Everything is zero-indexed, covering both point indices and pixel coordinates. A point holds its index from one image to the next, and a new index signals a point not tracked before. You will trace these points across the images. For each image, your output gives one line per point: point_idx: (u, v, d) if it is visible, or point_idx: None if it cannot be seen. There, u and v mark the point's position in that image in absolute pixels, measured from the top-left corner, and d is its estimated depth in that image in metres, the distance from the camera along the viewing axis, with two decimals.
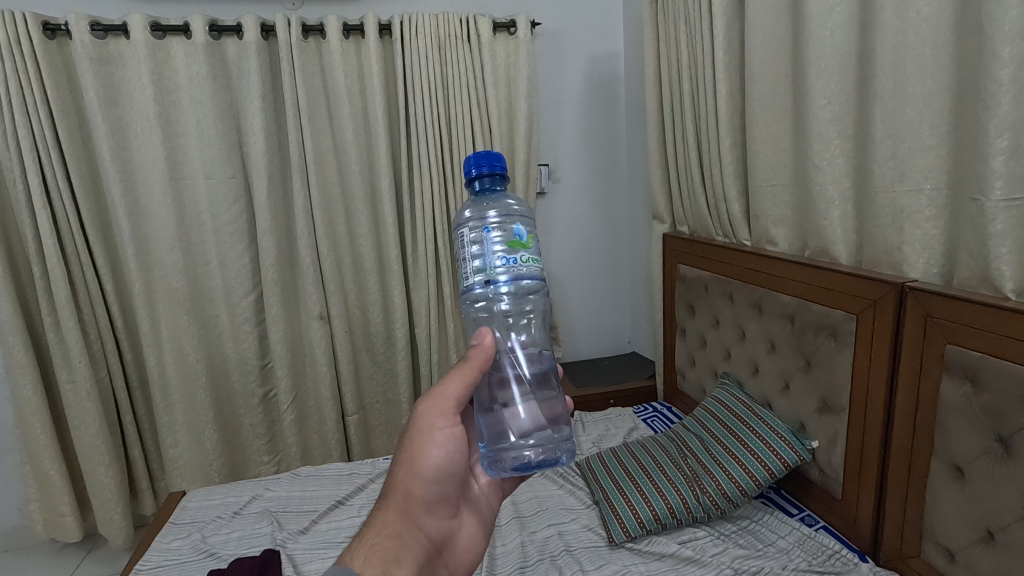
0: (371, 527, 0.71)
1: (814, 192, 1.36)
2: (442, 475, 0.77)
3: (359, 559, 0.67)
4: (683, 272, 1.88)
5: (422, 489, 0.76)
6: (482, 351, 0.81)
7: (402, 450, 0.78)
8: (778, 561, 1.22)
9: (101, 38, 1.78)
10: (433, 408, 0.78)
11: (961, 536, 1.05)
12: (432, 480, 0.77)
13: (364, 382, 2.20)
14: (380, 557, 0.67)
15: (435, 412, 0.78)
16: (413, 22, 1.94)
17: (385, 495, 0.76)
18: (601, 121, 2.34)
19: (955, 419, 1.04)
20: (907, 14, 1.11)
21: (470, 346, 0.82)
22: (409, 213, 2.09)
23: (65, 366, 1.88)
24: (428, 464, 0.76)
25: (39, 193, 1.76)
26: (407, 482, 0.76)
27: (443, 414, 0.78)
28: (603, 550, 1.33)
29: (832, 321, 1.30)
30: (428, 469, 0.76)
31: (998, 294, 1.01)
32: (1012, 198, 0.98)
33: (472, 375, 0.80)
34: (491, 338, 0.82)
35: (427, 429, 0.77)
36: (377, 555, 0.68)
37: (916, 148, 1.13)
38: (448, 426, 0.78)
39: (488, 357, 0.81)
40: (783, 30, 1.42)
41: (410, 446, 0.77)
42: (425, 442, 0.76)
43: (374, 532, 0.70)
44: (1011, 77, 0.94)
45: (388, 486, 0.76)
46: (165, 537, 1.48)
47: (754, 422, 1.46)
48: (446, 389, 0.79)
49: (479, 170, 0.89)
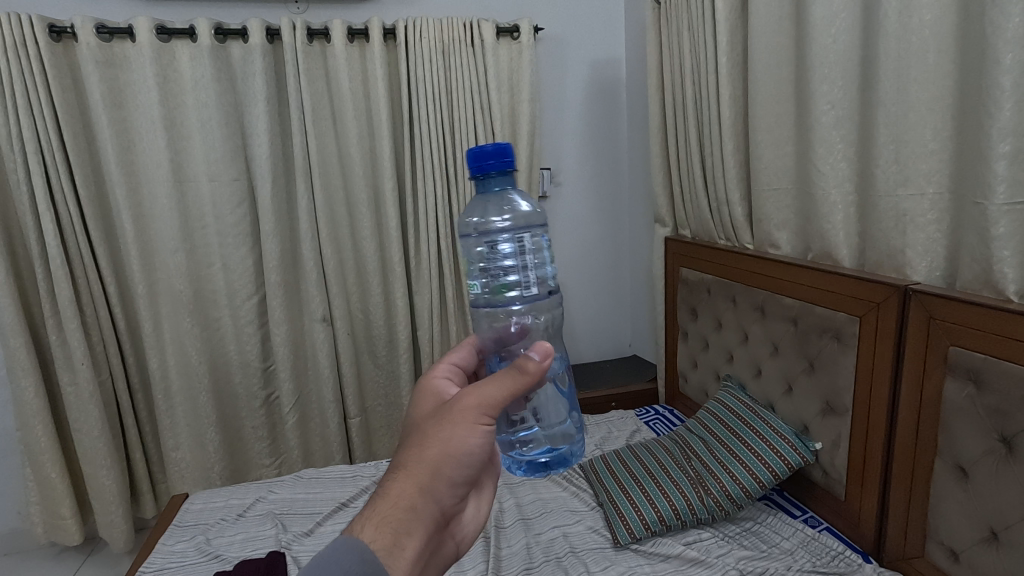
0: (383, 495, 0.64)
1: (817, 196, 1.37)
2: (473, 459, 0.67)
3: (368, 530, 0.60)
4: (685, 275, 1.90)
5: (451, 472, 0.66)
6: (539, 368, 0.66)
7: (431, 420, 0.68)
8: (783, 562, 1.23)
9: (106, 41, 1.79)
10: (476, 404, 0.67)
11: (966, 536, 1.07)
12: (465, 466, 0.66)
13: (367, 383, 2.20)
14: (390, 531, 0.60)
15: (479, 399, 0.67)
16: (418, 26, 1.96)
17: (403, 457, 0.66)
18: (603, 123, 2.36)
19: (960, 420, 1.05)
20: (909, 20, 1.13)
21: (524, 356, 0.67)
22: (412, 215, 2.10)
23: (67, 368, 1.87)
24: (460, 452, 0.66)
25: (42, 194, 1.76)
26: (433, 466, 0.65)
27: (488, 403, 0.67)
28: (608, 551, 1.34)
29: (836, 324, 1.31)
30: (462, 453, 0.66)
31: (1000, 296, 1.02)
32: (1014, 202, 0.99)
33: (526, 382, 0.68)
34: (550, 352, 0.68)
35: (464, 420, 0.66)
36: (387, 526, 0.61)
37: (919, 153, 1.15)
38: (487, 425, 0.68)
39: (544, 370, 0.68)
40: (787, 36, 1.44)
41: (444, 422, 0.66)
42: (462, 425, 0.66)
43: (387, 499, 0.63)
44: (1013, 83, 0.96)
45: (406, 449, 0.67)
46: (169, 539, 1.48)
47: (757, 424, 1.47)
48: (493, 388, 0.67)
49: (490, 172, 0.85)
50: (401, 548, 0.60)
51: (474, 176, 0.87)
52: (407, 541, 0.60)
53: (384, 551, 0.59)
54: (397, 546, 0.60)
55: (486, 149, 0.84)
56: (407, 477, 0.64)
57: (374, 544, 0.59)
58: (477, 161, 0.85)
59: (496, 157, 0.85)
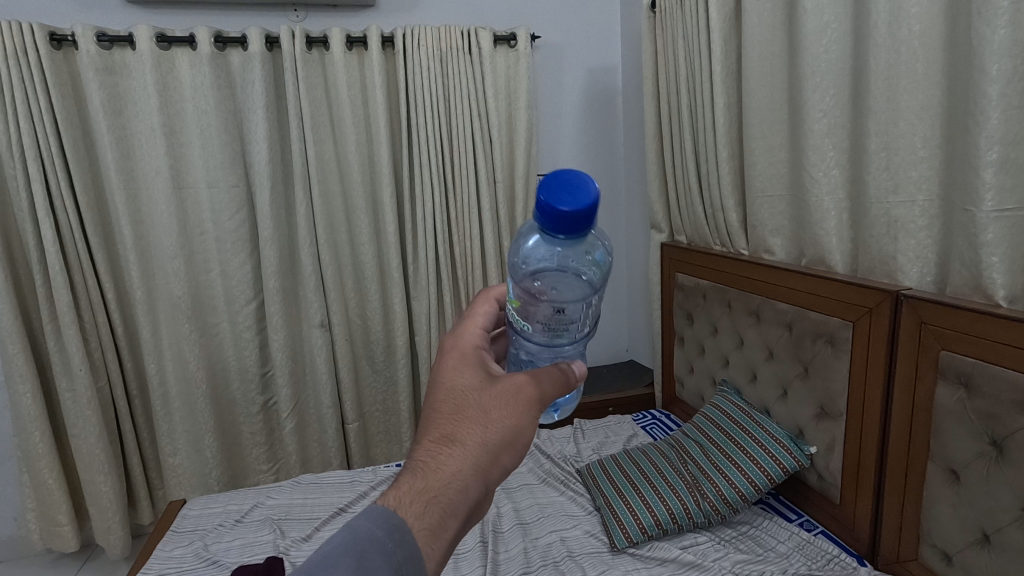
0: (431, 467, 0.58)
1: (810, 203, 1.39)
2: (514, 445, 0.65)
3: (415, 507, 0.56)
4: (681, 281, 1.91)
5: (505, 458, 0.62)
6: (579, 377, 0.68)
7: (490, 398, 0.63)
8: (779, 565, 1.24)
9: (106, 49, 1.80)
10: (532, 394, 0.64)
11: (957, 539, 1.08)
12: (517, 455, 0.63)
13: (365, 389, 2.21)
14: (439, 511, 0.56)
15: (540, 393, 0.65)
16: (415, 34, 1.97)
17: (457, 429, 0.61)
18: (600, 129, 2.38)
19: (950, 424, 1.07)
20: (899, 31, 1.15)
21: (570, 366, 0.68)
22: (410, 222, 2.11)
23: (65, 375, 1.88)
24: (510, 440, 0.62)
25: (42, 201, 1.77)
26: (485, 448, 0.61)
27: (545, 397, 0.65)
28: (605, 555, 1.34)
29: (830, 329, 1.32)
30: (516, 440, 0.62)
31: (990, 301, 1.04)
32: (1003, 209, 1.01)
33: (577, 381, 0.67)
34: (586, 372, 0.69)
35: (519, 410, 0.63)
36: (436, 505, 0.56)
37: (908, 161, 1.17)
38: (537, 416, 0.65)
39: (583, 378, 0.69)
40: (780, 45, 1.46)
41: (507, 409, 0.63)
42: (522, 413, 0.63)
43: (439, 475, 0.58)
44: (999, 93, 0.98)
45: (459, 422, 0.61)
46: (167, 545, 1.47)
47: (752, 428, 1.48)
48: (547, 382, 0.65)
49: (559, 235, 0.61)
50: (444, 531, 0.56)
51: (541, 228, 0.62)
52: (451, 523, 0.57)
53: (429, 532, 0.55)
54: (441, 528, 0.56)
55: (564, 217, 0.58)
56: (461, 454, 0.59)
57: (420, 523, 0.55)
58: (549, 223, 0.60)
59: (573, 225, 0.59)
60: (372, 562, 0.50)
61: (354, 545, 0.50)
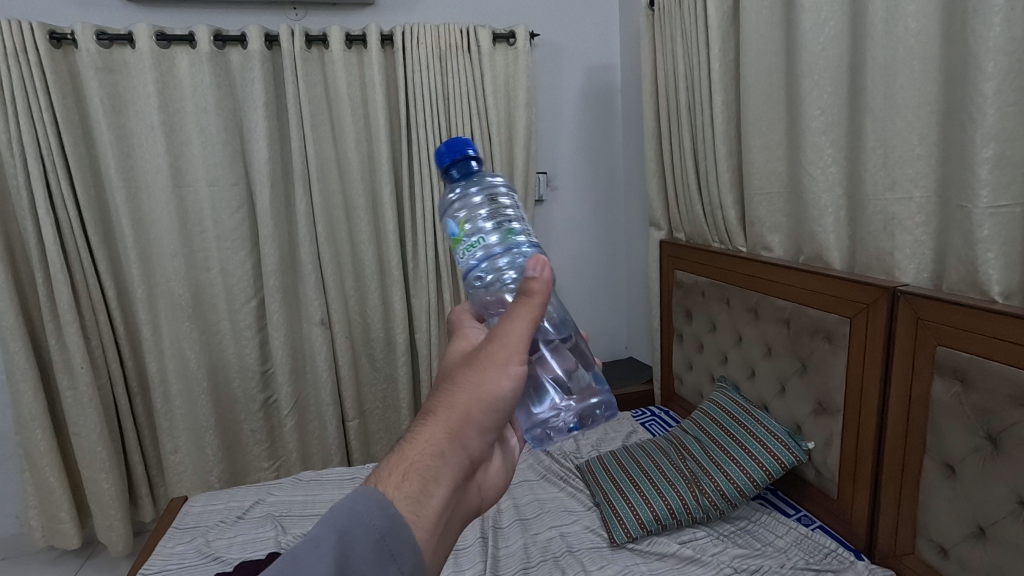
0: (410, 441, 0.60)
1: (808, 199, 1.40)
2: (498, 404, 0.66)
3: (393, 477, 0.57)
4: (679, 278, 1.92)
5: (481, 417, 0.63)
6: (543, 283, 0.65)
7: (459, 365, 0.65)
8: (777, 559, 1.25)
9: (106, 47, 1.81)
10: (496, 345, 0.64)
11: (954, 533, 1.09)
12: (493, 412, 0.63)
13: (365, 387, 2.21)
14: (417, 477, 0.57)
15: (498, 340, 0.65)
16: (414, 32, 1.98)
17: (430, 404, 0.63)
18: (599, 126, 2.38)
19: (946, 419, 1.08)
20: (895, 29, 1.15)
21: (526, 277, 0.66)
22: (410, 219, 2.12)
23: (66, 372, 1.89)
24: (485, 394, 0.63)
25: (42, 199, 1.77)
26: (461, 409, 0.62)
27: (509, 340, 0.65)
28: (604, 550, 1.35)
29: (827, 325, 1.33)
30: (488, 396, 0.63)
31: (986, 297, 1.05)
32: (998, 205, 1.02)
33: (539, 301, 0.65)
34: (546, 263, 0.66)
35: (484, 363, 0.64)
36: (413, 473, 0.57)
37: (906, 158, 1.18)
38: (509, 366, 0.64)
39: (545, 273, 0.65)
40: (778, 42, 1.47)
41: (469, 367, 0.63)
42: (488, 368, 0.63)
43: (414, 446, 0.59)
44: (994, 90, 0.98)
45: (434, 398, 0.64)
46: (169, 541, 1.48)
47: (751, 424, 1.49)
48: (510, 326, 0.65)
49: (450, 158, 0.81)
50: (430, 497, 0.56)
51: (442, 174, 0.82)
52: (435, 489, 0.57)
53: (410, 500, 0.55)
54: (424, 495, 0.56)
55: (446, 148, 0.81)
56: (434, 422, 0.61)
57: (399, 492, 0.55)
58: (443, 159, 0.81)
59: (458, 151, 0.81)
60: (355, 552, 0.50)
61: (340, 524, 0.51)
